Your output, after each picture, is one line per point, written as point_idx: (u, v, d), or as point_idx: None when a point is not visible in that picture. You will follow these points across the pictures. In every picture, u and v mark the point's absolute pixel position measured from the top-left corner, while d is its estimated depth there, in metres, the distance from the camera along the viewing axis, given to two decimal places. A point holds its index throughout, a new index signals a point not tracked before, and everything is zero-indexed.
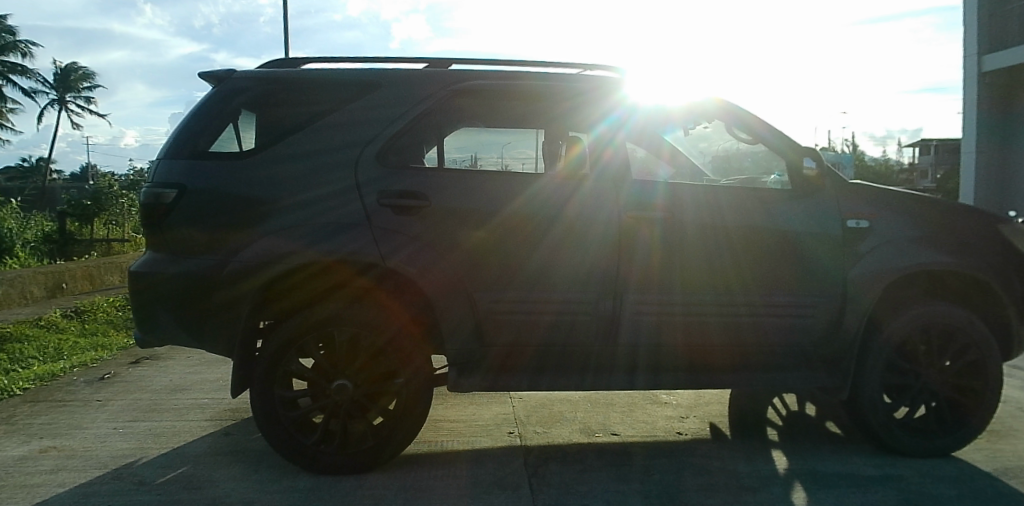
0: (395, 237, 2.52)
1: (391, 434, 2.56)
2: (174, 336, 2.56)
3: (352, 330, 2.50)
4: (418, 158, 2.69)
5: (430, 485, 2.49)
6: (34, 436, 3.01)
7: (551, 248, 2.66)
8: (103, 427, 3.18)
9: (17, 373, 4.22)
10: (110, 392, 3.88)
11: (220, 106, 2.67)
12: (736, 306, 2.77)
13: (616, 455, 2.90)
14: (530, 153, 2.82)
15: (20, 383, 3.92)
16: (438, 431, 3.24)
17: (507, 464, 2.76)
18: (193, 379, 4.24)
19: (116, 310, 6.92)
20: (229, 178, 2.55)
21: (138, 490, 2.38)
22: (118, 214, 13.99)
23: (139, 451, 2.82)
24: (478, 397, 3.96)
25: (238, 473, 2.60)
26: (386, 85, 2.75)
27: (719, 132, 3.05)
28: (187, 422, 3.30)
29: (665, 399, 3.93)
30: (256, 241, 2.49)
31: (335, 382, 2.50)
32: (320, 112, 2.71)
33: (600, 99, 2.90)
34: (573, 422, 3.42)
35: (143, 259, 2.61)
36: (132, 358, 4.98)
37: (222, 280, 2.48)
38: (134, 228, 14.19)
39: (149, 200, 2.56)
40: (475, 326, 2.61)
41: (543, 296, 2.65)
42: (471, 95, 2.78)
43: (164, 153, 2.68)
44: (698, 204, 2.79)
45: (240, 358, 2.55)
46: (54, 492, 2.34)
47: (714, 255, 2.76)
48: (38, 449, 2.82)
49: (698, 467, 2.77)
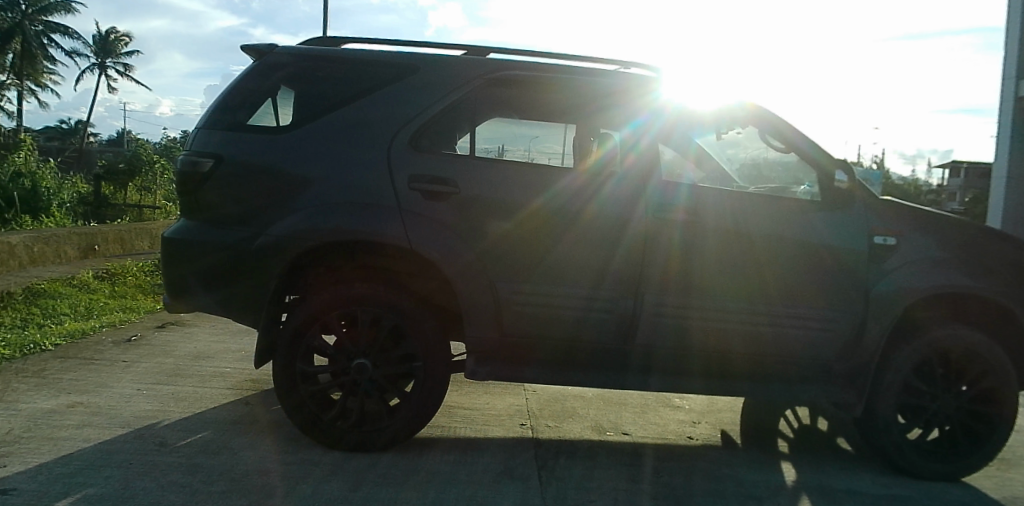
0: (422, 222, 2.55)
1: (408, 416, 2.57)
2: (200, 304, 2.57)
3: (375, 310, 2.52)
4: (450, 144, 2.68)
5: (441, 471, 2.52)
6: (63, 391, 3.07)
7: (576, 244, 2.67)
8: (127, 387, 3.23)
9: (50, 328, 4.30)
10: (136, 354, 3.93)
11: (261, 80, 2.69)
12: (757, 315, 2.77)
13: (625, 455, 2.90)
14: (558, 149, 2.78)
15: (51, 338, 4.00)
16: (451, 417, 3.23)
17: (518, 454, 2.77)
18: (215, 347, 4.27)
19: (145, 276, 6.93)
20: (264, 152, 2.57)
21: (159, 451, 2.46)
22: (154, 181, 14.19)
23: (162, 414, 2.86)
24: (491, 387, 3.94)
25: (256, 442, 2.64)
26: (423, 70, 2.75)
27: (751, 139, 3.04)
28: (209, 389, 3.32)
29: (678, 403, 3.89)
30: (289, 216, 2.51)
31: (355, 361, 2.52)
32: (355, 93, 2.71)
33: (632, 100, 2.90)
34: (585, 418, 3.40)
35: (177, 225, 2.63)
36: (159, 322, 5.04)
37: (253, 252, 2.49)
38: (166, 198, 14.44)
39: (186, 168, 2.58)
40: (497, 316, 2.65)
41: (565, 291, 2.68)
42: (506, 86, 2.78)
43: (201, 123, 2.70)
44: (722, 209, 2.78)
45: (265, 328, 2.55)
46: (79, 446, 2.43)
47: (736, 263, 2.76)
48: (66, 404, 2.87)
49: (707, 473, 2.78)
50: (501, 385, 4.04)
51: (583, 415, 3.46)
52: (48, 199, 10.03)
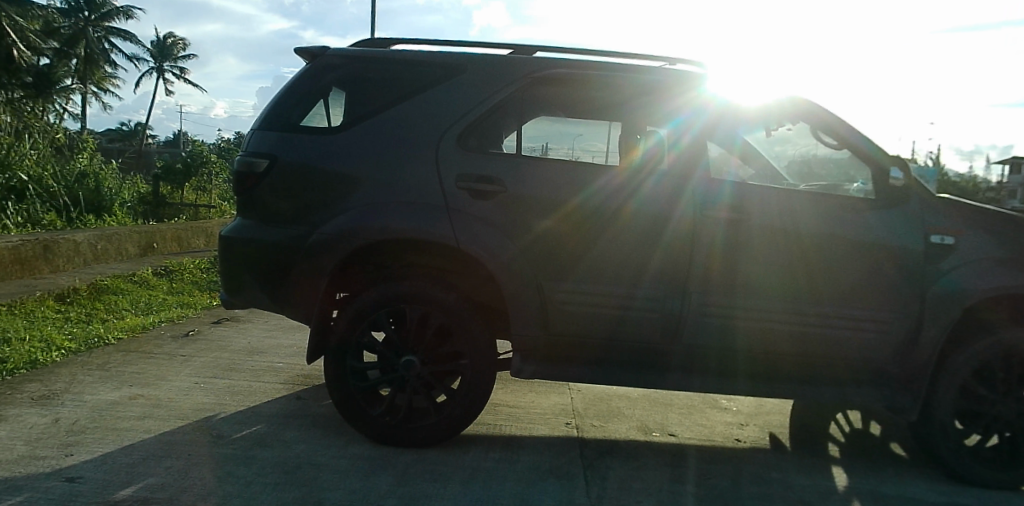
0: (469, 221, 2.56)
1: (454, 413, 2.58)
2: (256, 300, 2.64)
3: (423, 307, 2.55)
4: (497, 144, 2.69)
5: (488, 467, 2.54)
6: (125, 383, 3.19)
7: (623, 243, 2.66)
8: (186, 380, 3.33)
9: (113, 323, 4.48)
10: (193, 348, 4.05)
11: (313, 82, 2.74)
12: (804, 315, 2.70)
13: (671, 457, 2.86)
14: (602, 147, 2.76)
15: (113, 332, 4.16)
16: (497, 415, 3.24)
17: (563, 453, 2.76)
18: (268, 342, 4.37)
19: (201, 272, 7.08)
20: (316, 152, 2.62)
21: (216, 443, 2.53)
22: (208, 181, 14.49)
23: (219, 407, 2.94)
24: (536, 386, 3.94)
25: (308, 435, 2.69)
26: (470, 69, 2.77)
27: (801, 135, 2.93)
28: (263, 383, 3.40)
29: (725, 404, 3.82)
30: (339, 215, 2.55)
31: (403, 358, 2.55)
32: (403, 94, 2.74)
33: (679, 96, 2.85)
34: (631, 418, 3.37)
35: (234, 224, 2.70)
36: (214, 317, 5.19)
37: (305, 250, 2.54)
38: (218, 198, 14.80)
39: (242, 168, 2.65)
40: (543, 314, 2.65)
41: (611, 290, 2.66)
42: (553, 84, 2.76)
43: (256, 124, 2.77)
44: (771, 207, 2.72)
45: (317, 325, 2.61)
46: (140, 437, 2.53)
47: (786, 263, 2.70)
48: (128, 396, 2.99)
49: (755, 476, 2.73)
50: (545, 383, 4.03)
51: (629, 415, 3.43)
52: (111, 197, 9.33)
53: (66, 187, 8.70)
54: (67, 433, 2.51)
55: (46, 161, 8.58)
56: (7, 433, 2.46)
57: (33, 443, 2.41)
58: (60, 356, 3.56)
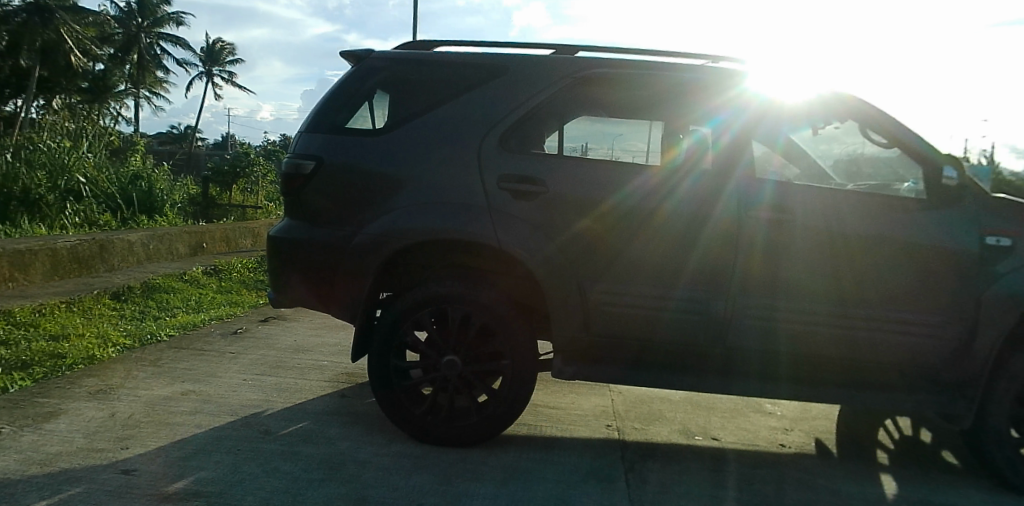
0: (511, 221, 2.57)
1: (496, 414, 2.59)
2: (303, 299, 2.69)
3: (464, 308, 2.56)
4: (539, 144, 2.69)
5: (528, 468, 2.53)
6: (178, 379, 3.28)
7: (665, 243, 2.63)
8: (235, 377, 3.41)
9: (165, 320, 4.62)
10: (242, 346, 4.14)
11: (358, 85, 2.78)
12: (850, 318, 2.62)
13: (714, 461, 2.81)
14: (642, 146, 2.72)
15: (166, 329, 4.30)
16: (537, 416, 3.24)
17: (604, 455, 2.74)
18: (313, 341, 4.44)
19: (250, 270, 7.21)
20: (360, 154, 2.65)
21: (264, 438, 2.59)
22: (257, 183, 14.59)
23: (266, 403, 3.00)
24: (576, 387, 3.92)
25: (352, 433, 2.73)
26: (512, 70, 2.77)
27: (849, 133, 2.83)
28: (309, 380, 3.46)
29: (770, 408, 3.74)
30: (383, 216, 2.59)
31: (445, 358, 2.57)
32: (446, 96, 2.76)
33: (723, 95, 2.80)
34: (672, 421, 3.32)
35: (281, 225, 2.76)
36: (262, 315, 5.30)
37: (350, 251, 2.59)
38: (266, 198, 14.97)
39: (289, 170, 2.70)
40: (584, 315, 2.64)
41: (653, 291, 2.63)
42: (594, 84, 2.74)
43: (303, 126, 2.82)
44: (817, 208, 2.66)
45: (361, 324, 2.65)
46: (192, 432, 2.60)
47: (834, 264, 2.63)
48: (180, 392, 3.07)
49: (800, 482, 2.66)
50: (586, 385, 4.01)
51: (671, 418, 3.38)
52: (163, 196, 9.23)
53: (120, 186, 8.68)
54: (122, 427, 2.60)
55: (104, 164, 8.72)
56: (67, 427, 2.56)
57: (91, 436, 2.50)
58: (116, 352, 3.69)
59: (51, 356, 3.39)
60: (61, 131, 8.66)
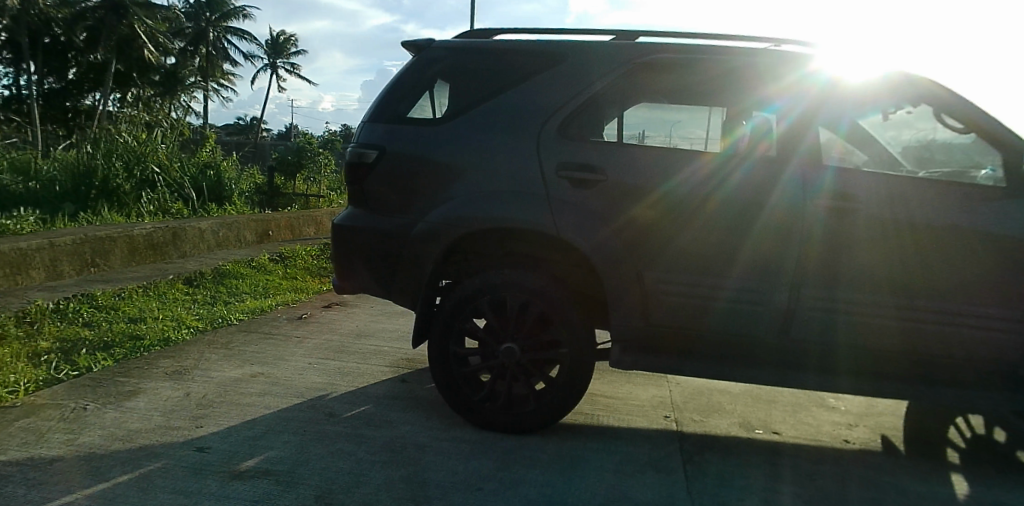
0: (570, 210, 2.56)
1: (553, 402, 2.59)
2: (366, 285, 2.75)
3: (523, 296, 2.57)
4: (598, 132, 2.67)
5: (586, 456, 2.54)
6: (247, 362, 3.41)
7: (727, 233, 2.57)
8: (300, 360, 3.52)
9: (235, 305, 4.80)
10: (306, 330, 4.27)
11: (419, 75, 2.81)
12: (920, 312, 2.51)
13: (774, 455, 2.76)
14: (701, 134, 2.67)
15: (235, 313, 4.47)
16: (594, 404, 3.24)
17: (662, 446, 2.72)
18: (375, 326, 4.53)
19: (313, 257, 7.34)
20: (421, 143, 2.69)
21: (329, 420, 2.67)
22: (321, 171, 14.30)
23: (330, 386, 3.09)
24: (633, 377, 3.88)
25: (413, 417, 2.79)
26: (571, 57, 2.75)
27: (922, 119, 2.70)
28: (371, 365, 3.54)
29: (832, 403, 3.63)
30: (442, 205, 2.62)
31: (504, 345, 2.59)
32: (505, 84, 2.76)
33: (790, 80, 2.72)
34: (732, 414, 3.27)
35: (345, 213, 2.83)
36: (324, 301, 5.43)
37: (411, 238, 2.63)
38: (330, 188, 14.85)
39: (353, 159, 2.77)
40: (643, 305, 2.61)
41: (714, 282, 2.58)
42: (656, 70, 2.70)
43: (366, 116, 2.88)
44: (889, 196, 2.55)
45: (422, 311, 2.70)
46: (261, 413, 2.70)
47: (907, 255, 2.51)
48: (250, 374, 3.19)
49: (865, 479, 2.58)
50: (642, 375, 3.98)
51: (730, 410, 3.33)
52: (231, 186, 9.44)
53: (191, 175, 8.93)
54: (198, 406, 2.73)
55: (176, 154, 8.85)
56: (146, 405, 2.70)
57: (168, 414, 2.63)
58: (190, 334, 3.86)
59: (130, 338, 3.58)
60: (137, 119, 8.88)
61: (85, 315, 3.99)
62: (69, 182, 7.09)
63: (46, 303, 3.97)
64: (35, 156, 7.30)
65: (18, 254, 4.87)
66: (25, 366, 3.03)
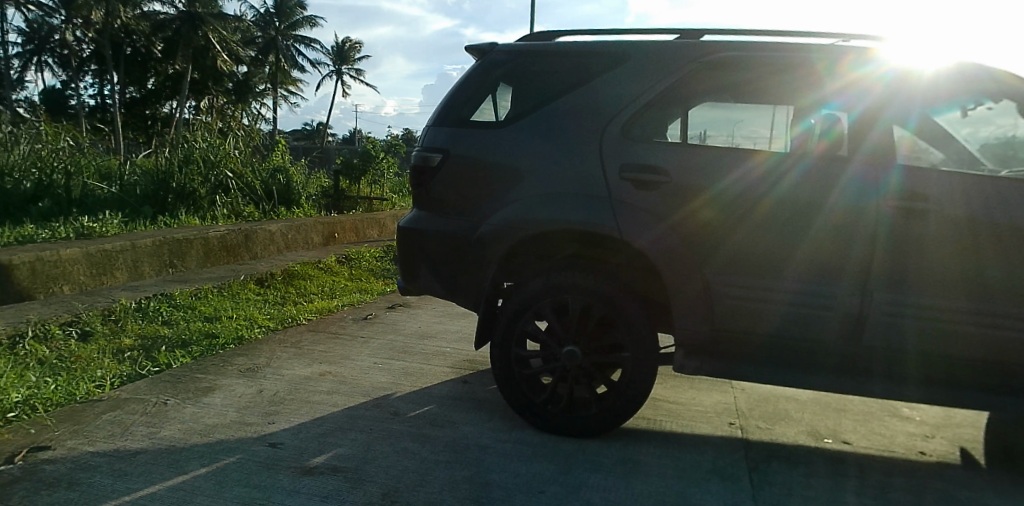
0: (633, 211, 2.53)
1: (615, 406, 2.57)
2: (430, 287, 2.81)
3: (585, 298, 2.57)
4: (662, 133, 2.64)
5: (648, 462, 2.51)
6: (315, 360, 3.51)
7: (796, 235, 2.49)
8: (366, 360, 3.60)
9: (303, 305, 4.96)
10: (371, 331, 4.36)
11: (482, 78, 2.85)
12: (1011, 320, 2.32)
13: (844, 465, 2.67)
14: (765, 133, 2.60)
15: (303, 313, 4.61)
16: (656, 409, 3.21)
17: (726, 454, 2.67)
18: (438, 328, 4.59)
19: (376, 259, 7.48)
20: (484, 146, 2.72)
21: (394, 419, 2.73)
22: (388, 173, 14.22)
23: (395, 386, 3.15)
24: (696, 382, 3.82)
25: (476, 418, 2.82)
26: (634, 58, 2.73)
27: (1005, 115, 2.54)
28: (434, 366, 3.59)
29: (907, 413, 3.48)
30: (504, 207, 2.64)
31: (565, 348, 2.59)
32: (567, 86, 2.76)
33: (862, 77, 2.62)
34: (799, 422, 3.18)
35: (410, 216, 2.89)
36: (388, 303, 5.53)
37: (474, 241, 2.67)
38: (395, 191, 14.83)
39: (418, 163, 2.83)
40: (707, 308, 2.54)
41: (783, 285, 2.49)
42: (722, 69, 2.63)
43: (430, 120, 2.94)
44: (976, 196, 2.38)
45: (484, 313, 2.74)
46: (329, 410, 2.78)
47: (997, 258, 2.34)
48: (319, 372, 3.29)
49: (944, 494, 2.46)
50: (704, 380, 3.92)
51: (797, 419, 3.24)
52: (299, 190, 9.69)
53: (262, 179, 9.22)
54: (270, 403, 2.82)
55: (249, 159, 9.19)
56: (222, 401, 2.82)
57: (243, 410, 2.73)
58: (262, 333, 4.01)
59: (206, 336, 3.74)
60: (211, 125, 9.19)
61: (165, 313, 4.19)
62: (150, 186, 7.37)
63: (130, 302, 4.19)
64: (118, 161, 7.67)
65: (104, 255, 5.13)
66: (111, 362, 3.22)
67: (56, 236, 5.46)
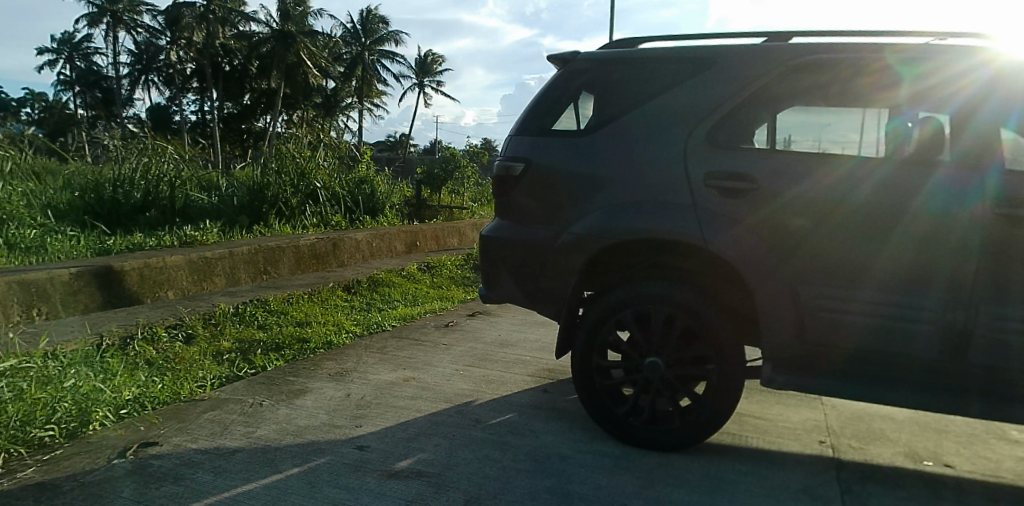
0: (718, 220, 2.47)
1: (699, 420, 2.51)
2: (511, 294, 2.84)
3: (667, 309, 2.53)
4: (748, 139, 2.57)
5: (734, 478, 2.44)
6: (399, 366, 3.61)
7: (897, 243, 2.31)
8: (447, 367, 3.67)
9: (386, 311, 5.11)
10: (453, 338, 4.44)
11: (564, 87, 2.88)
12: None
13: (946, 490, 2.51)
14: (854, 137, 2.46)
15: (387, 319, 4.76)
16: (740, 425, 3.13)
17: (816, 474, 2.56)
18: (517, 336, 4.62)
19: (456, 267, 7.59)
20: (565, 155, 2.74)
21: (475, 426, 2.77)
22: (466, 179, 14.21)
23: (476, 393, 3.20)
24: (783, 397, 3.69)
25: (556, 428, 2.82)
26: (719, 62, 2.67)
27: None
28: (514, 374, 3.61)
29: (1019, 436, 3.21)
30: (585, 216, 2.65)
31: (647, 359, 2.55)
32: (650, 94, 2.73)
33: (970, 72, 2.41)
34: (897, 443, 3.02)
35: (492, 224, 2.96)
36: (468, 310, 5.61)
37: (555, 249, 2.69)
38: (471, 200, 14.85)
39: (500, 172, 2.89)
40: (797, 320, 2.42)
41: (883, 297, 2.32)
42: (813, 70, 2.52)
43: (512, 130, 2.99)
44: None
45: (565, 322, 2.76)
46: (413, 416, 2.85)
47: None
48: (403, 378, 3.38)
49: None
50: (791, 395, 3.78)
51: (895, 439, 3.07)
52: (382, 197, 9.88)
53: (348, 189, 9.50)
54: (357, 407, 2.92)
55: (335, 169, 9.58)
56: (314, 404, 2.94)
57: (333, 413, 2.84)
58: (349, 338, 4.17)
59: (297, 340, 3.91)
60: (299, 138, 9.64)
61: (259, 317, 4.43)
62: (244, 197, 7.76)
63: (227, 306, 4.41)
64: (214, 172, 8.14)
65: (204, 261, 5.43)
66: (212, 362, 3.43)
67: (161, 243, 5.86)
